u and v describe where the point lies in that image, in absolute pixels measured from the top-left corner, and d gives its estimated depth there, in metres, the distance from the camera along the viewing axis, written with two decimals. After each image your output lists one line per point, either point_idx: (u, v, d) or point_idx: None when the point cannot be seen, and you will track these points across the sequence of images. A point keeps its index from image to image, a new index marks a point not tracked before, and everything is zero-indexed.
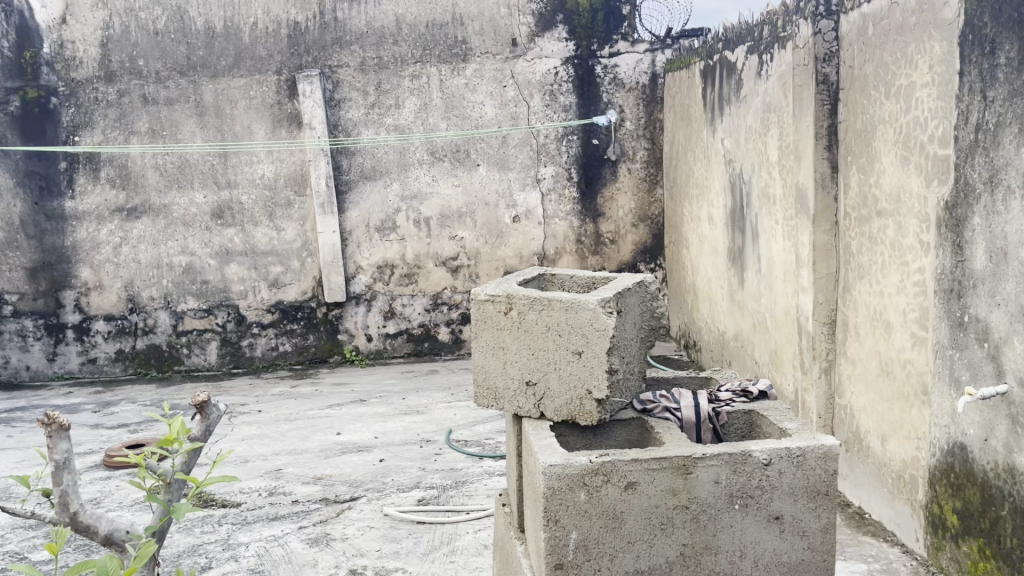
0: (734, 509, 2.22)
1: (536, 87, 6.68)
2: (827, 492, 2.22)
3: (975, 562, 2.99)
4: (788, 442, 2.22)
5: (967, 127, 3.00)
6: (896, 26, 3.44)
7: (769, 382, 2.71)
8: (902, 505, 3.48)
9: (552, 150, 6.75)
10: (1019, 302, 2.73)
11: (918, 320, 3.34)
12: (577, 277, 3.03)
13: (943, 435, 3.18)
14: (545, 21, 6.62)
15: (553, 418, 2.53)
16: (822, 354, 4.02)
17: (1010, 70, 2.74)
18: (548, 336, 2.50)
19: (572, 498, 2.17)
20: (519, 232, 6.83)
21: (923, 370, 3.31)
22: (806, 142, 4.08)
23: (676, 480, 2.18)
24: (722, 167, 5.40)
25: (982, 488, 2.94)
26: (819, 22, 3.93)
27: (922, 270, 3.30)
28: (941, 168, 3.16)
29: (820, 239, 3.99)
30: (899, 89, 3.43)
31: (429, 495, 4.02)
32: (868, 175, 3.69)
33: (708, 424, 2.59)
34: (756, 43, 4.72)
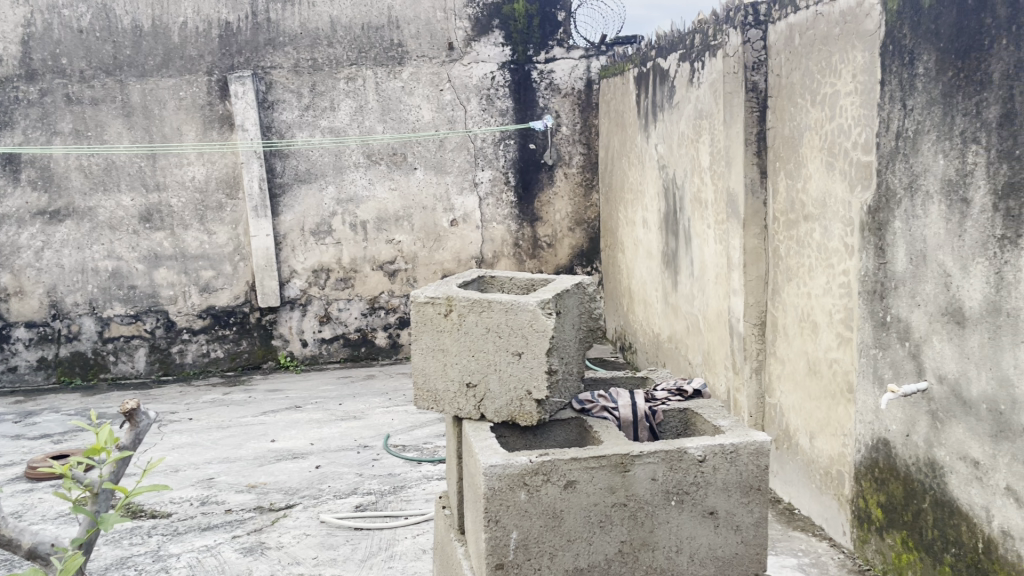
0: (671, 505, 2.26)
1: (473, 91, 6.69)
2: (759, 487, 2.28)
3: (899, 553, 3.14)
4: (721, 439, 2.28)
5: (888, 134, 3.14)
6: (820, 36, 3.56)
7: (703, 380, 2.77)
8: (829, 500, 3.60)
9: (489, 155, 6.77)
10: (938, 303, 2.91)
11: (842, 321, 3.47)
12: (517, 279, 3.04)
13: (867, 431, 3.31)
14: (481, 26, 6.63)
15: (493, 419, 2.53)
16: (752, 353, 4.14)
17: (928, 79, 2.91)
18: (487, 337, 2.51)
19: (512, 498, 2.18)
20: (456, 235, 6.83)
21: (848, 368, 3.44)
22: (736, 149, 4.19)
23: (614, 477, 2.21)
24: (656, 171, 5.49)
25: (905, 482, 3.10)
26: (748, 31, 4.03)
27: (847, 272, 3.44)
28: (864, 174, 3.30)
29: (750, 242, 4.11)
30: (825, 97, 3.55)
31: (366, 501, 3.98)
32: (795, 180, 3.81)
33: (644, 423, 2.63)
34: (688, 50, 4.80)
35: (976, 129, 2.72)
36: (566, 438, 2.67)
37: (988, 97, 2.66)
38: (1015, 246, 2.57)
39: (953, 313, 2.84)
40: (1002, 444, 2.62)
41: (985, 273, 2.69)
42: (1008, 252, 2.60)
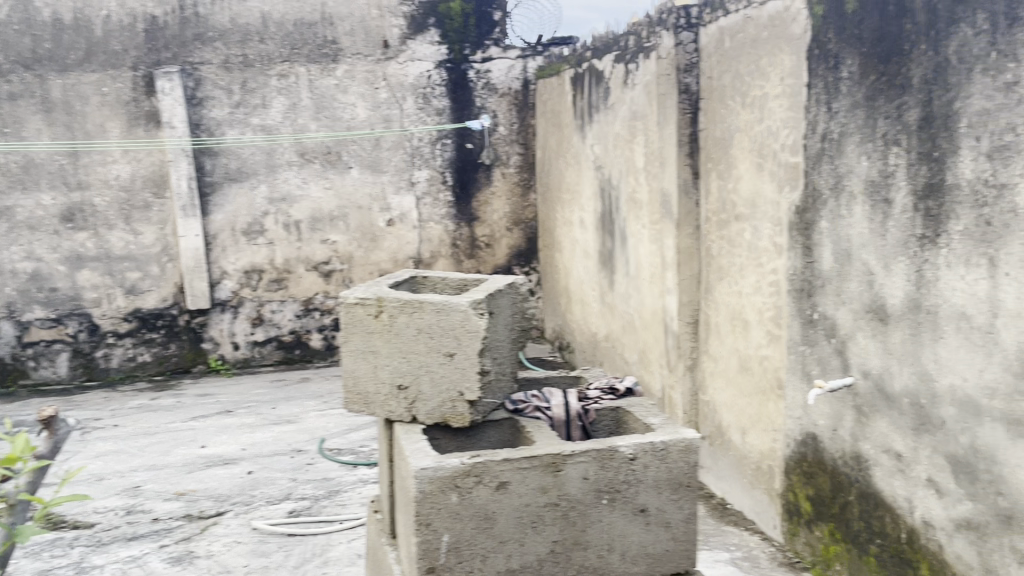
0: (602, 503, 2.26)
1: (409, 90, 6.62)
2: (688, 484, 2.31)
3: (826, 545, 3.23)
4: (651, 437, 2.30)
5: (814, 135, 3.22)
6: (749, 40, 3.63)
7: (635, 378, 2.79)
8: (760, 495, 3.67)
9: (425, 154, 6.71)
10: (863, 301, 3.01)
11: (772, 319, 3.55)
12: (449, 279, 3.02)
13: (796, 426, 3.40)
14: (416, 24, 6.56)
15: (425, 421, 2.50)
16: (686, 352, 4.20)
17: (852, 82, 3.00)
18: (418, 339, 2.48)
19: (443, 501, 2.16)
20: (393, 235, 6.76)
21: (778, 365, 3.52)
22: (669, 151, 4.25)
23: (546, 477, 2.21)
24: (592, 172, 5.53)
25: (832, 476, 3.20)
26: (680, 33, 4.09)
27: (776, 271, 3.51)
28: (792, 175, 3.38)
29: (683, 242, 4.17)
30: (754, 100, 3.62)
31: (300, 506, 3.90)
32: (726, 181, 3.88)
33: (578, 422, 2.64)
34: (622, 52, 4.84)
35: (896, 132, 2.81)
36: (499, 440, 2.65)
37: (909, 101, 2.76)
38: (934, 246, 2.68)
39: (876, 310, 2.95)
40: (923, 437, 2.75)
41: (906, 271, 2.80)
42: (927, 252, 2.71)
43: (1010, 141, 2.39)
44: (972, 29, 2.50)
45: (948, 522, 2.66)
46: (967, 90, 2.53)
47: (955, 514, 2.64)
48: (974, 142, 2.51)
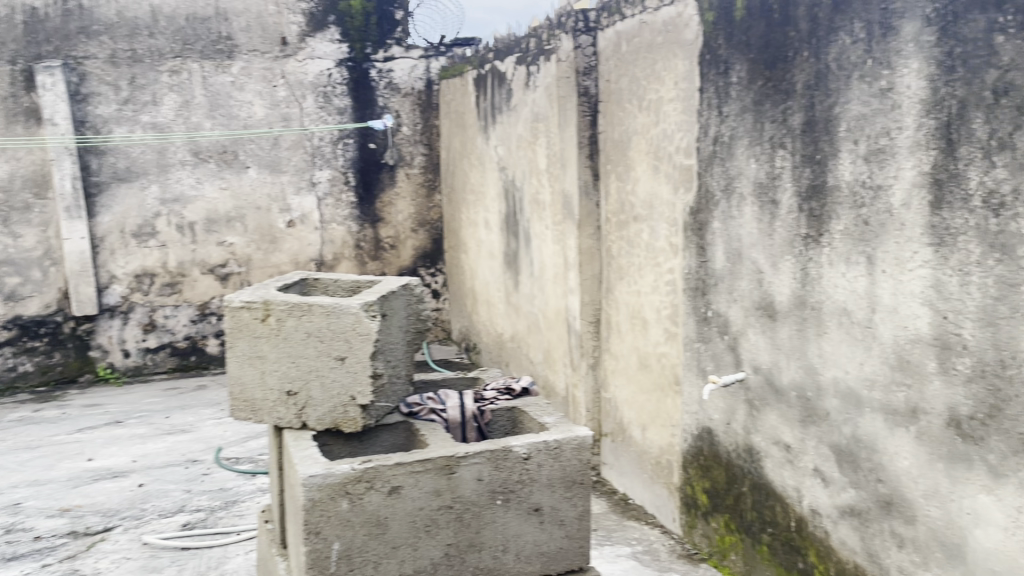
0: (496, 504, 2.27)
1: (308, 88, 6.49)
2: (581, 481, 2.34)
3: (722, 536, 3.33)
4: (545, 436, 2.32)
5: (706, 139, 3.32)
6: (644, 45, 3.71)
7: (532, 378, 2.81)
8: (660, 489, 3.75)
9: (326, 153, 6.59)
10: (753, 298, 3.12)
11: (669, 317, 3.64)
12: (342, 281, 2.97)
13: (692, 421, 3.50)
14: (315, 21, 6.43)
15: (315, 427, 2.45)
16: (588, 350, 4.25)
17: (740, 87, 3.10)
18: (308, 342, 2.43)
19: (334, 508, 2.12)
20: (293, 237, 6.61)
21: (675, 362, 3.61)
22: (570, 152, 4.30)
23: (440, 480, 2.20)
24: (495, 173, 5.54)
25: (727, 469, 3.30)
26: (579, 37, 4.15)
27: (672, 270, 3.60)
28: (686, 177, 3.47)
29: (584, 242, 4.23)
30: (649, 103, 3.70)
31: (194, 519, 3.76)
32: (625, 183, 3.95)
33: (473, 423, 2.64)
34: (523, 53, 4.87)
35: (782, 135, 2.92)
36: (392, 444, 2.62)
37: (793, 106, 2.86)
38: (817, 245, 2.80)
39: (765, 307, 3.06)
40: (810, 428, 2.87)
41: (792, 270, 2.92)
42: (812, 251, 2.82)
43: (885, 144, 2.51)
44: (850, 38, 2.62)
45: (834, 509, 2.78)
46: (845, 95, 2.65)
47: (840, 501, 2.76)
48: (852, 146, 2.63)
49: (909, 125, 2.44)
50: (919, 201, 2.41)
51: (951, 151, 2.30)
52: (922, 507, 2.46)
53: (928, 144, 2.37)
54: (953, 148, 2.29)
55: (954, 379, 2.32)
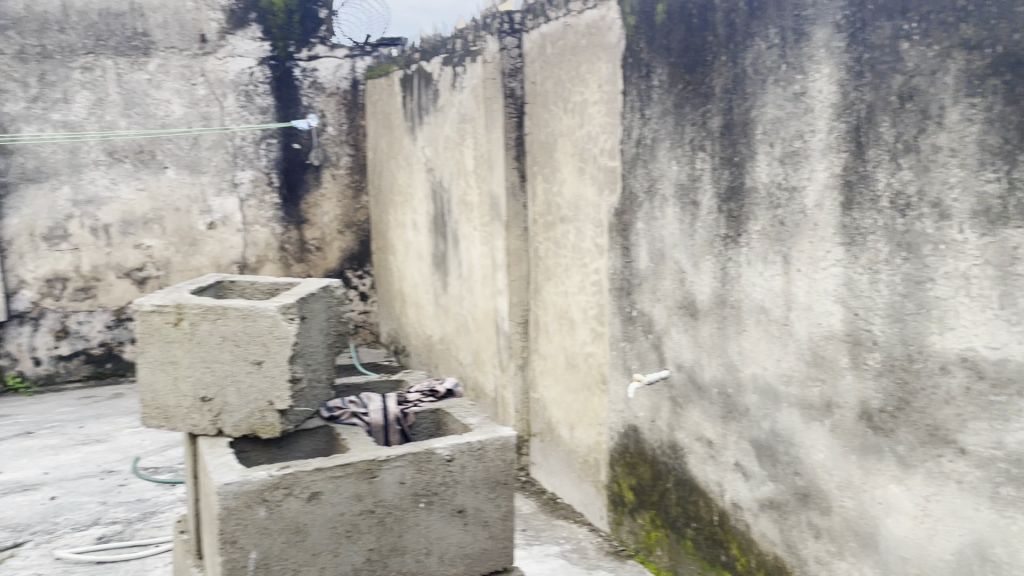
0: (419, 507, 2.26)
1: (229, 87, 6.33)
2: (505, 481, 2.36)
3: (648, 532, 3.38)
4: (468, 437, 2.33)
5: (629, 141, 3.36)
6: (568, 47, 3.74)
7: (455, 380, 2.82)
8: (588, 488, 3.79)
9: (249, 154, 6.44)
10: (676, 298, 3.17)
11: (595, 316, 3.67)
12: (259, 284, 2.93)
13: (618, 419, 3.55)
14: (236, 19, 6.29)
15: (232, 434, 2.41)
16: (517, 351, 4.27)
17: (662, 90, 3.15)
18: (223, 347, 2.39)
19: (250, 516, 2.08)
20: (214, 239, 6.44)
21: (601, 361, 3.65)
22: (496, 154, 4.31)
23: (361, 484, 2.18)
24: (423, 174, 5.51)
25: (652, 466, 3.35)
26: (504, 38, 4.16)
27: (598, 270, 3.64)
28: (610, 178, 3.51)
29: (512, 243, 4.24)
30: (574, 105, 3.73)
31: (109, 532, 3.63)
32: (551, 184, 3.97)
33: (397, 426, 2.61)
34: (449, 54, 4.85)
35: (702, 138, 2.98)
36: (313, 449, 2.59)
37: (712, 109, 2.93)
38: (736, 245, 2.87)
39: (687, 306, 3.12)
40: (731, 424, 2.94)
41: (712, 269, 2.98)
42: (731, 251, 2.89)
43: (799, 147, 2.59)
44: (765, 43, 2.70)
45: (754, 502, 2.85)
46: (762, 99, 2.72)
47: (760, 494, 2.83)
48: (768, 148, 2.70)
49: (821, 128, 2.52)
50: (832, 202, 2.49)
51: (861, 154, 2.39)
52: (836, 498, 2.54)
53: (840, 146, 2.45)
54: (862, 151, 2.38)
55: (865, 373, 2.42)
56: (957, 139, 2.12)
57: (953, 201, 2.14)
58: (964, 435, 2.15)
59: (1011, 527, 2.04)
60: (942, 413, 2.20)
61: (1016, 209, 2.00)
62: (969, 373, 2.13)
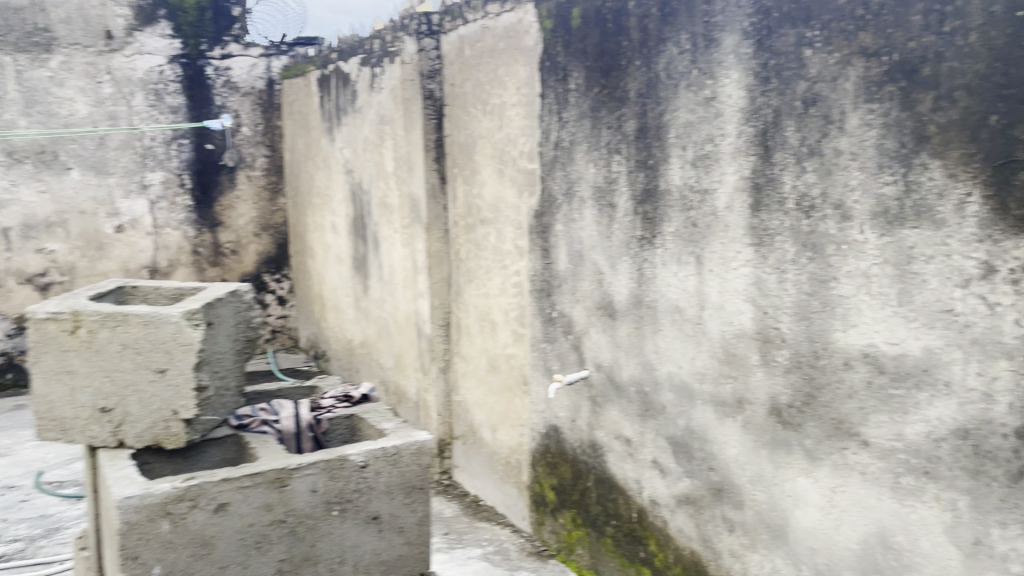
0: (332, 515, 2.37)
1: (138, 85, 6.11)
2: (421, 486, 2.50)
3: (569, 531, 3.41)
4: (383, 443, 2.45)
5: (548, 143, 3.38)
6: (486, 50, 3.74)
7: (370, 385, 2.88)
8: (510, 489, 3.80)
9: (159, 154, 6.23)
10: (594, 299, 3.21)
11: (516, 318, 3.69)
12: (163, 289, 2.86)
13: (540, 420, 3.57)
14: (144, 15, 6.07)
15: (135, 445, 2.40)
16: (438, 354, 4.25)
17: (578, 94, 3.18)
18: (124, 355, 2.37)
19: (154, 530, 2.14)
20: (123, 243, 6.21)
21: (522, 363, 3.67)
22: (416, 156, 4.28)
23: (271, 494, 2.27)
24: (341, 176, 5.43)
25: (572, 465, 3.38)
26: (422, 39, 4.14)
27: (518, 272, 3.65)
28: (529, 181, 3.53)
29: (432, 246, 4.22)
30: (493, 108, 3.74)
31: (9, 551, 3.45)
32: (471, 186, 3.97)
33: (309, 433, 2.63)
34: (367, 55, 4.80)
35: (617, 141, 3.02)
36: (221, 458, 2.59)
37: (627, 112, 2.97)
38: (651, 246, 2.92)
39: (605, 306, 3.16)
40: (648, 422, 2.98)
41: (629, 270, 3.03)
42: (647, 252, 2.94)
43: (709, 150, 2.66)
44: (677, 48, 2.75)
45: (671, 499, 2.91)
46: (674, 103, 2.77)
47: (676, 490, 2.88)
48: (681, 151, 2.76)
49: (731, 132, 2.58)
50: (741, 204, 2.56)
51: (768, 157, 2.46)
52: (749, 492, 2.61)
53: (748, 150, 2.52)
54: (770, 154, 2.45)
55: (775, 369, 2.49)
56: (857, 143, 2.21)
57: (854, 203, 2.23)
58: (867, 428, 2.23)
59: (911, 514, 2.14)
60: (846, 407, 2.28)
61: (911, 211, 2.09)
62: (870, 368, 2.22)
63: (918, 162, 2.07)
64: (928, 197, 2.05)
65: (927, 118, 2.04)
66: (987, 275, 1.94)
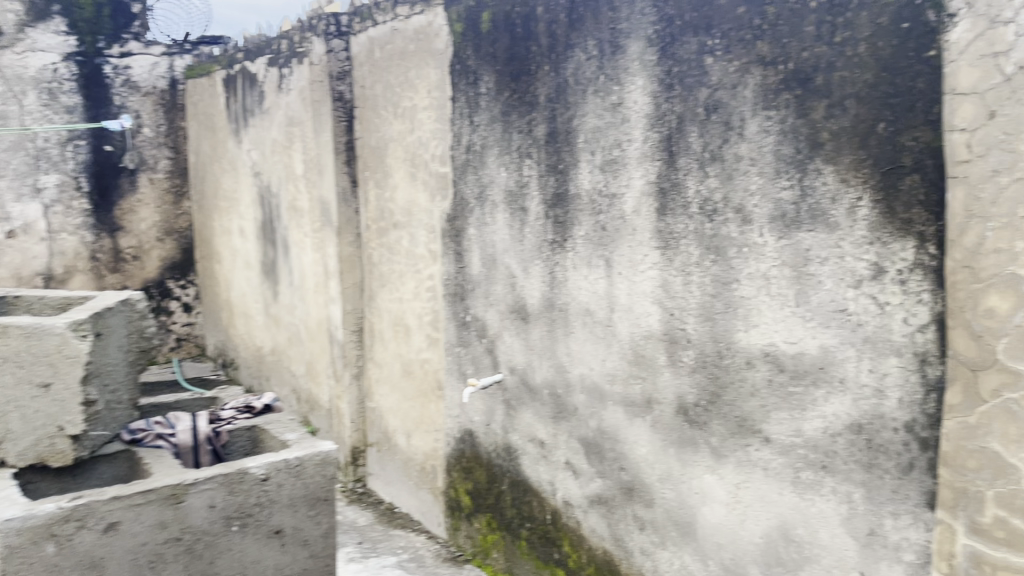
0: (232, 530, 2.32)
1: (29, 84, 5.70)
2: (326, 498, 2.47)
3: (484, 535, 3.40)
4: (286, 455, 2.41)
5: (459, 147, 3.37)
6: (397, 52, 3.70)
7: (273, 396, 2.88)
8: (425, 494, 3.77)
9: (53, 156, 5.84)
10: (507, 302, 3.21)
11: (430, 323, 3.66)
12: (48, 299, 2.73)
13: (454, 425, 3.55)
14: (36, 10, 5.68)
15: (16, 463, 2.28)
16: (351, 360, 4.18)
17: (489, 97, 3.19)
18: (4, 369, 2.25)
19: (38, 553, 2.06)
20: (15, 248, 5.76)
21: (436, 368, 3.64)
22: (326, 158, 4.20)
23: (166, 511, 2.21)
24: (249, 179, 5.29)
25: (487, 469, 3.38)
26: (331, 41, 4.08)
27: (432, 276, 3.62)
28: (441, 184, 3.51)
29: (344, 250, 4.14)
30: (404, 110, 3.70)
31: None
32: (383, 190, 3.92)
33: (207, 446, 2.61)
34: (275, 55, 4.69)
35: (528, 145, 3.04)
36: (113, 475, 2.48)
37: (537, 117, 2.99)
38: (562, 250, 2.94)
39: (518, 310, 3.16)
40: (561, 424, 3.00)
41: (541, 273, 3.04)
42: (557, 255, 2.96)
43: (617, 155, 2.69)
44: (584, 54, 2.78)
45: (584, 499, 2.94)
46: (582, 108, 2.80)
47: (589, 491, 2.91)
48: (589, 156, 2.79)
49: (637, 137, 2.62)
50: (648, 208, 2.60)
51: (672, 162, 2.51)
52: (658, 490, 2.66)
53: (653, 155, 2.57)
54: (674, 159, 2.50)
55: (681, 369, 2.54)
56: (755, 149, 2.27)
57: (754, 207, 2.29)
58: (768, 425, 2.30)
59: (810, 508, 2.22)
60: (748, 405, 2.35)
61: (807, 214, 2.16)
62: (771, 366, 2.29)
63: (812, 168, 2.14)
64: (822, 201, 2.13)
65: (820, 126, 2.12)
66: (877, 276, 2.03)
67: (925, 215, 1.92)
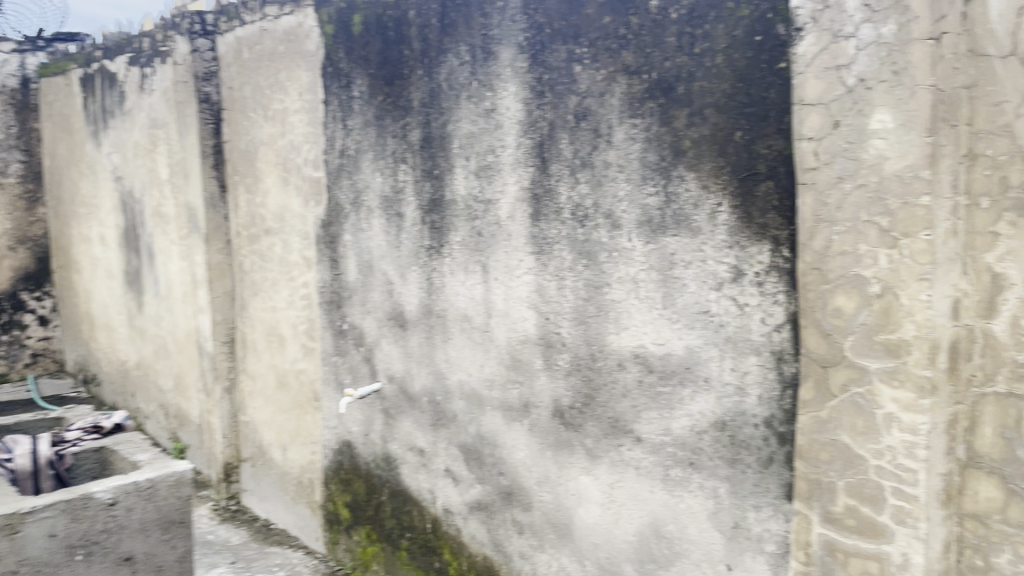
0: (76, 560, 2.20)
1: None
2: (182, 521, 2.41)
3: (364, 548, 3.34)
4: (135, 477, 2.33)
5: (333, 151, 3.30)
6: (266, 53, 3.59)
7: (124, 414, 2.86)
8: (302, 509, 3.66)
9: None
10: (384, 309, 3.17)
11: (305, 332, 3.56)
12: None
13: (331, 436, 3.47)
14: None
15: None
16: (222, 372, 4.02)
17: (362, 101, 3.14)
18: None
19: None
20: None
21: (313, 378, 3.55)
22: (192, 163, 4.02)
23: (0, 543, 2.07)
24: (110, 183, 5.01)
25: (366, 480, 3.31)
26: (195, 40, 3.90)
27: (306, 284, 3.53)
28: (315, 189, 3.43)
29: (213, 258, 3.98)
30: (275, 113, 3.60)
31: None
32: (254, 195, 3.79)
33: (50, 471, 2.45)
34: (136, 54, 4.46)
35: (402, 150, 3.00)
36: None
37: (410, 121, 2.96)
38: (439, 255, 2.92)
39: (395, 317, 3.12)
40: (440, 431, 2.98)
41: (418, 279, 3.01)
42: (435, 261, 2.94)
43: (491, 161, 2.70)
44: (457, 59, 2.77)
45: (463, 506, 2.92)
46: (456, 113, 2.80)
47: (468, 497, 2.90)
48: (463, 161, 2.79)
49: (510, 143, 2.63)
50: (522, 213, 2.62)
51: (545, 168, 2.53)
52: (536, 493, 2.67)
53: (527, 161, 2.59)
54: (546, 165, 2.53)
55: (557, 373, 2.57)
56: (623, 156, 2.32)
57: (622, 212, 2.34)
58: (639, 425, 2.36)
59: (679, 504, 2.28)
60: (620, 406, 2.40)
61: (672, 219, 2.23)
62: (640, 367, 2.34)
63: (676, 175, 2.21)
64: (686, 207, 2.20)
65: (682, 133, 2.18)
66: (736, 278, 2.11)
67: (779, 220, 2.01)
